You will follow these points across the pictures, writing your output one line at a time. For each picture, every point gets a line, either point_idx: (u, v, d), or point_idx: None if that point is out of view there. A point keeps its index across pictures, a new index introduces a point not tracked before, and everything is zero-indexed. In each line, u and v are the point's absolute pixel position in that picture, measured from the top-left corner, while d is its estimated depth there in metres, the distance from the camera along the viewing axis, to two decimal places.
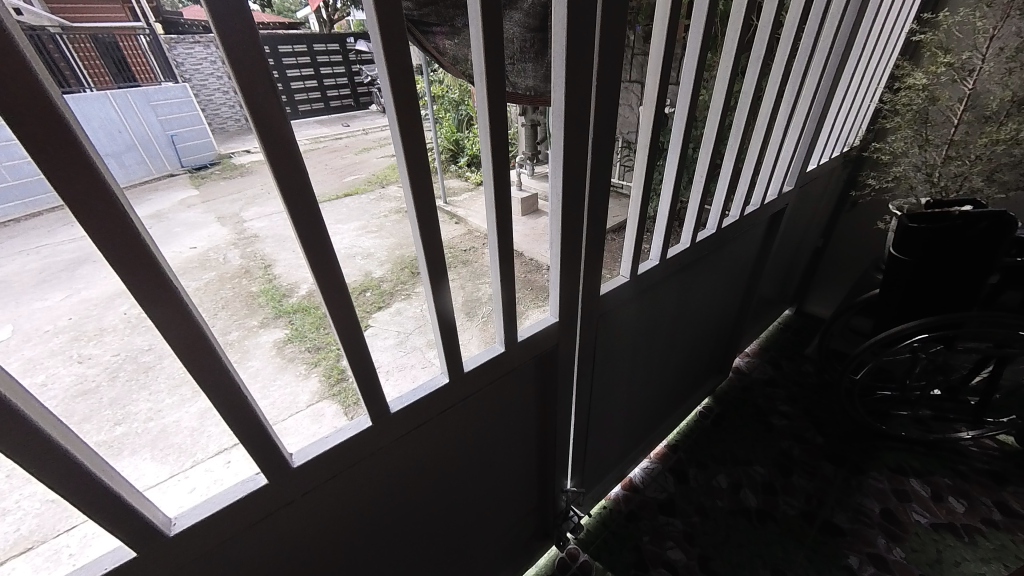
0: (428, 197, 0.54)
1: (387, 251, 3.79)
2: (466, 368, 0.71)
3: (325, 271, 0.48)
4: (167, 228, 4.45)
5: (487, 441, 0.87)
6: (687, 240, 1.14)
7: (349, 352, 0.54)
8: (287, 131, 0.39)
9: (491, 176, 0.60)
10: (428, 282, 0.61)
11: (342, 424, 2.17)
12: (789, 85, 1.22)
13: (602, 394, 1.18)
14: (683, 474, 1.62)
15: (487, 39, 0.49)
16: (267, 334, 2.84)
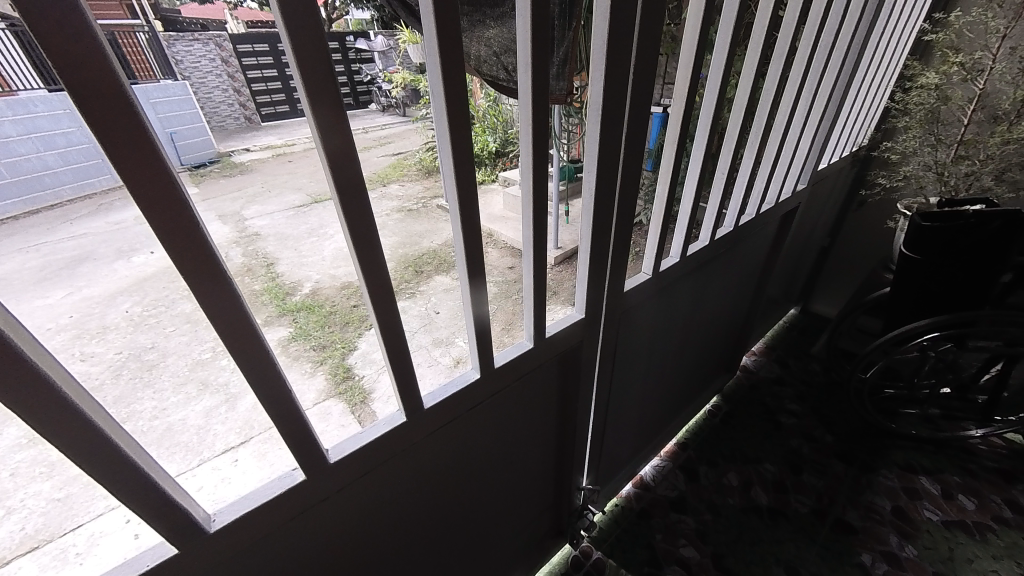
0: (471, 194, 0.53)
1: (390, 250, 3.79)
2: (496, 364, 0.71)
3: (371, 262, 0.48)
4: None
5: (510, 438, 0.87)
6: (706, 238, 1.15)
7: (388, 347, 0.54)
8: (343, 122, 0.40)
9: (530, 171, 0.60)
10: (467, 279, 0.60)
11: (356, 429, 2.11)
12: (808, 82, 1.23)
13: (619, 391, 1.18)
14: (694, 473, 1.62)
15: (536, 41, 0.50)
16: (272, 332, 2.85)
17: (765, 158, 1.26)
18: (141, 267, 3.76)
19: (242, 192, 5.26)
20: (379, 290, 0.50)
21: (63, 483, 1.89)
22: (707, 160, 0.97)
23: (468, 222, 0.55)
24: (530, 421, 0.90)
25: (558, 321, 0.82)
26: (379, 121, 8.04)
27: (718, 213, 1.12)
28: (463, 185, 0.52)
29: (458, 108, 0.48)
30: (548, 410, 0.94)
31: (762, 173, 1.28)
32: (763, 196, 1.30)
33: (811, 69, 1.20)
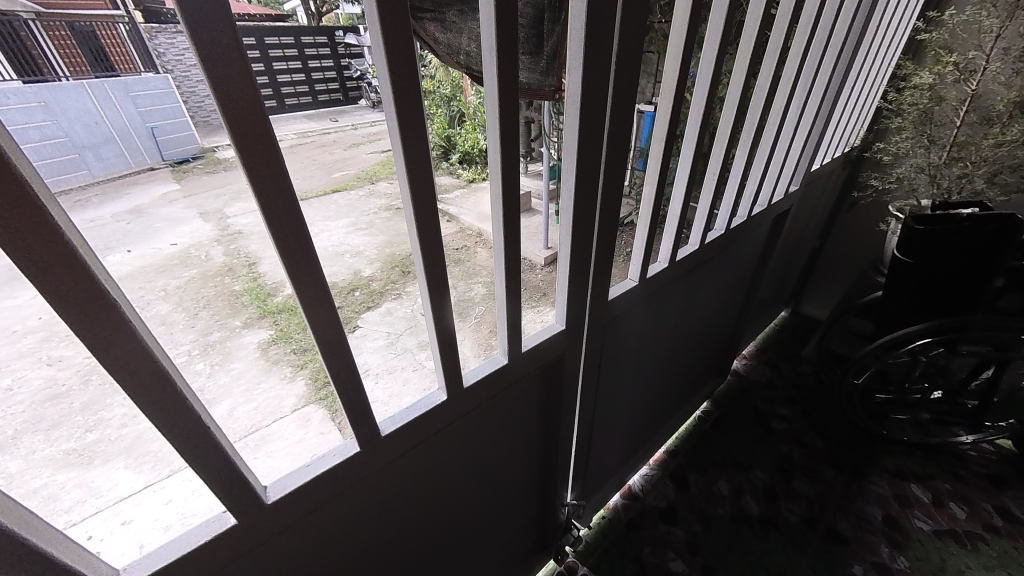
0: (427, 200, 0.47)
1: (377, 249, 3.72)
2: (466, 382, 0.64)
3: (309, 282, 0.42)
4: (147, 223, 4.33)
5: (489, 458, 0.81)
6: (696, 242, 1.10)
7: (337, 373, 0.48)
8: (269, 133, 0.34)
9: (499, 170, 0.54)
10: (429, 292, 0.53)
11: (338, 440, 2.02)
12: (802, 79, 1.18)
13: (605, 401, 1.12)
14: (684, 481, 1.58)
15: (502, 31, 0.44)
16: (252, 335, 2.76)
17: (757, 158, 1.21)
18: (117, 267, 3.62)
19: (226, 188, 5.13)
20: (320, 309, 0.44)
21: (23, 496, 1.80)
22: (697, 161, 0.92)
23: (425, 231, 0.49)
24: (510, 438, 0.84)
25: (536, 332, 0.76)
26: (369, 118, 7.95)
27: (709, 216, 1.07)
28: (420, 188, 0.46)
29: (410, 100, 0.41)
30: (531, 426, 0.89)
31: (755, 174, 1.23)
32: (756, 197, 1.25)
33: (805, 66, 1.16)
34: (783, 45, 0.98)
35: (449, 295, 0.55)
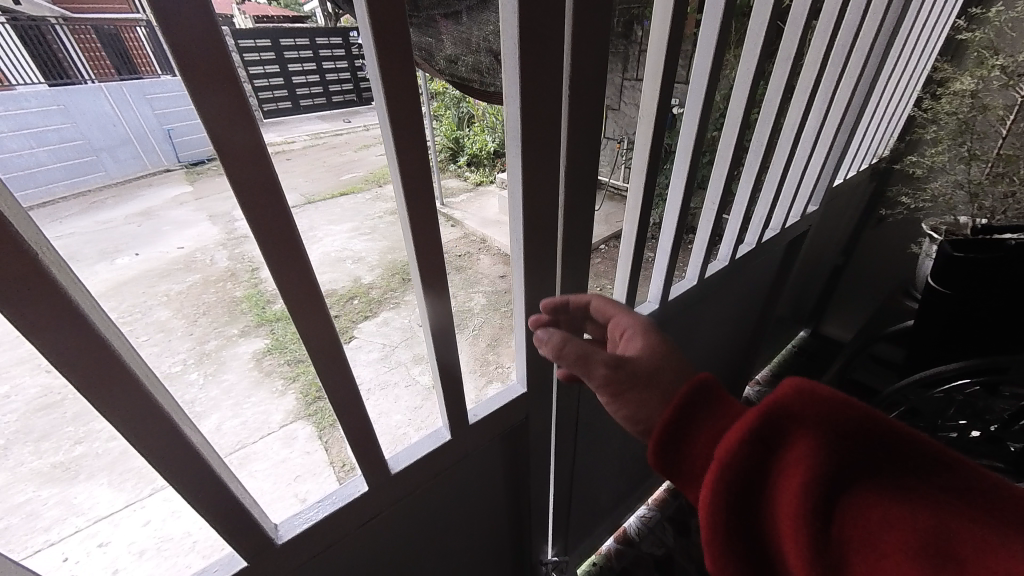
0: (302, 282, 0.41)
1: (379, 255, 3.65)
2: (392, 470, 0.58)
3: (122, 412, 0.34)
4: (155, 226, 4.37)
5: (443, 536, 0.72)
6: (693, 277, 0.98)
7: (174, 474, 0.40)
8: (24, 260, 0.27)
9: (412, 235, 0.47)
10: (322, 366, 0.46)
11: (333, 487, 1.81)
12: (821, 90, 1.05)
13: (590, 452, 1.01)
14: (684, 526, 1.44)
15: (390, 83, 0.37)
16: (247, 344, 2.70)
17: (769, 180, 1.08)
18: (123, 270, 3.64)
19: None
20: (134, 413, 0.35)
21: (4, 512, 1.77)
22: (690, 186, 0.81)
23: (292, 295, 0.41)
24: (467, 510, 0.74)
25: (485, 400, 0.68)
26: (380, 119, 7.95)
27: (709, 248, 0.95)
28: (281, 246, 0.38)
29: (253, 142, 0.33)
30: (496, 497, 0.79)
31: (766, 197, 1.10)
32: (767, 223, 1.12)
33: (825, 75, 1.02)
34: (797, 51, 0.84)
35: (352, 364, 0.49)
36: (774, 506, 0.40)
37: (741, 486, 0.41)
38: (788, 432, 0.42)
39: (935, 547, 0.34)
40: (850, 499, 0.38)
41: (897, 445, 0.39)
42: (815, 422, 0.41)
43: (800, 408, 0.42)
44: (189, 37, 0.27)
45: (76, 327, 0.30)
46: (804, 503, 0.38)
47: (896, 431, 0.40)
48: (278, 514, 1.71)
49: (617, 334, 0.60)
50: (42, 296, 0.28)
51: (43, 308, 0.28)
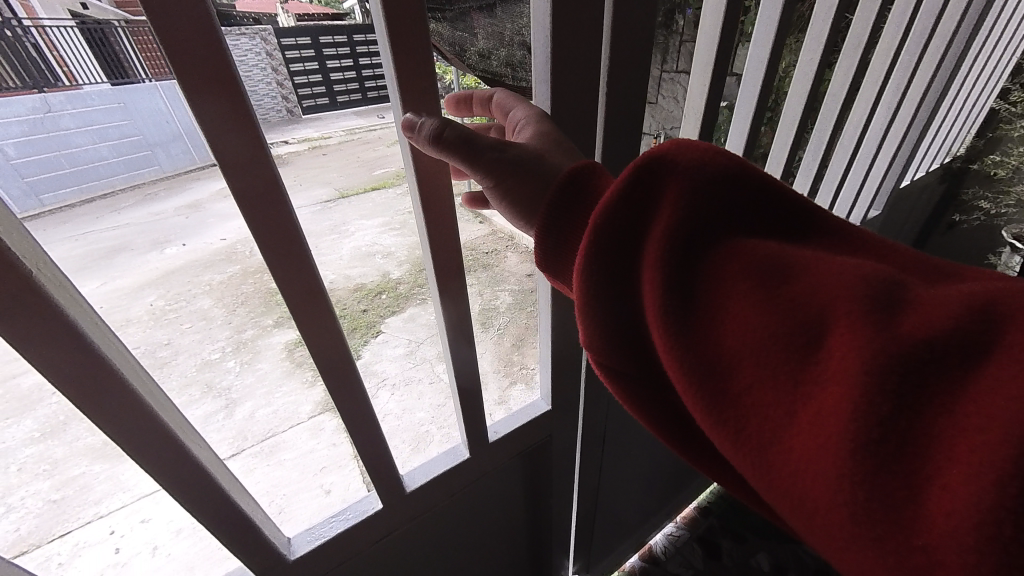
0: (313, 295, 0.39)
1: (408, 251, 3.68)
2: (407, 489, 0.56)
3: (132, 435, 0.34)
4: (201, 218, 4.61)
5: (458, 553, 0.70)
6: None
7: (186, 494, 0.38)
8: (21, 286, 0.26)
9: (431, 247, 0.45)
10: (332, 379, 0.44)
11: (360, 493, 1.78)
12: (891, 84, 0.94)
13: (617, 470, 0.96)
14: (715, 548, 1.31)
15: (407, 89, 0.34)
16: (280, 335, 2.80)
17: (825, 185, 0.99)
18: (171, 259, 3.86)
19: None
20: (134, 432, 0.33)
21: (61, 483, 1.91)
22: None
23: (301, 307, 0.39)
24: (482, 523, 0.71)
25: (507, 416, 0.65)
26: None
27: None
28: (291, 259, 0.36)
29: (256, 149, 0.30)
30: (515, 515, 0.76)
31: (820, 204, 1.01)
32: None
33: (897, 67, 0.91)
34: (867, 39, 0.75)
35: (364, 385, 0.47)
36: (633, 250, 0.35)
37: (608, 233, 0.35)
38: (661, 175, 0.35)
39: (782, 261, 0.30)
40: (714, 236, 0.33)
41: (764, 189, 0.35)
42: (691, 164, 0.34)
43: (678, 153, 0.35)
44: (179, 35, 0.25)
45: (77, 353, 0.29)
46: (666, 231, 0.33)
47: (765, 178, 0.35)
48: (304, 505, 1.75)
49: (509, 129, 0.47)
50: (36, 321, 0.27)
51: (42, 328, 0.27)
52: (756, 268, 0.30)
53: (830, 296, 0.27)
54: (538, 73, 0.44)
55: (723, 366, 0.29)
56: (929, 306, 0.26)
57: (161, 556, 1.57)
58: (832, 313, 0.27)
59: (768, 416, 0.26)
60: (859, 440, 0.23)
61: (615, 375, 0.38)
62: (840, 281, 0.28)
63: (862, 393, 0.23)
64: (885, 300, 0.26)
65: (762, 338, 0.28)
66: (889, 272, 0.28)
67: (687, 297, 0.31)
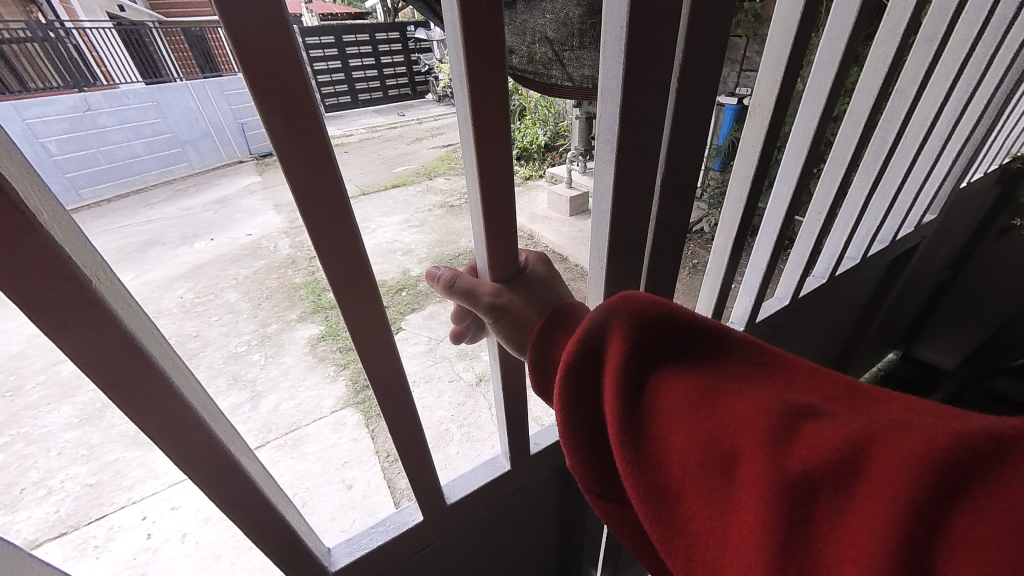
0: (357, 272, 0.41)
1: (427, 249, 3.68)
2: (448, 501, 0.63)
3: (172, 430, 0.38)
4: (229, 213, 4.74)
5: (493, 550, 0.74)
6: (741, 322, 0.94)
7: (207, 468, 0.41)
8: (89, 303, 0.30)
9: (481, 222, 0.50)
10: (373, 358, 0.47)
11: (388, 511, 1.71)
12: (931, 94, 0.94)
13: None
14: None
15: (475, 87, 0.40)
16: (304, 330, 2.84)
17: (858, 184, 0.98)
18: (199, 253, 3.96)
19: None
20: (175, 426, 0.38)
21: (97, 469, 1.99)
22: (754, 197, 0.72)
23: (346, 289, 0.41)
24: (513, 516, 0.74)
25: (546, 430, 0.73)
26: (434, 114, 8.23)
27: (771, 266, 0.87)
28: (341, 243, 0.38)
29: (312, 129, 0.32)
30: (547, 516, 0.79)
31: (852, 206, 1.00)
32: (841, 256, 1.05)
33: (937, 76, 0.92)
34: (906, 32, 0.74)
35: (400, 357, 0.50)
36: (601, 384, 0.46)
37: (575, 369, 0.47)
38: (613, 326, 0.47)
39: (708, 397, 0.39)
40: (659, 374, 0.43)
41: (696, 333, 0.46)
42: (630, 312, 0.46)
43: (623, 308, 0.47)
44: (252, 23, 0.26)
45: (133, 358, 0.34)
46: (619, 371, 0.43)
47: (696, 324, 0.46)
48: (327, 499, 1.78)
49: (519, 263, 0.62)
50: (98, 330, 0.31)
51: (85, 305, 0.30)
52: (688, 403, 0.39)
53: (739, 428, 0.36)
54: (607, 70, 0.46)
55: (669, 494, 0.37)
56: (812, 434, 0.34)
57: (190, 544, 1.64)
58: (740, 445, 0.35)
59: (710, 544, 0.34)
60: (771, 565, 0.29)
61: (608, 485, 0.47)
62: (749, 416, 0.36)
63: (759, 512, 0.31)
64: (779, 434, 0.35)
65: (692, 463, 0.36)
66: (785, 404, 0.37)
67: (640, 426, 0.40)
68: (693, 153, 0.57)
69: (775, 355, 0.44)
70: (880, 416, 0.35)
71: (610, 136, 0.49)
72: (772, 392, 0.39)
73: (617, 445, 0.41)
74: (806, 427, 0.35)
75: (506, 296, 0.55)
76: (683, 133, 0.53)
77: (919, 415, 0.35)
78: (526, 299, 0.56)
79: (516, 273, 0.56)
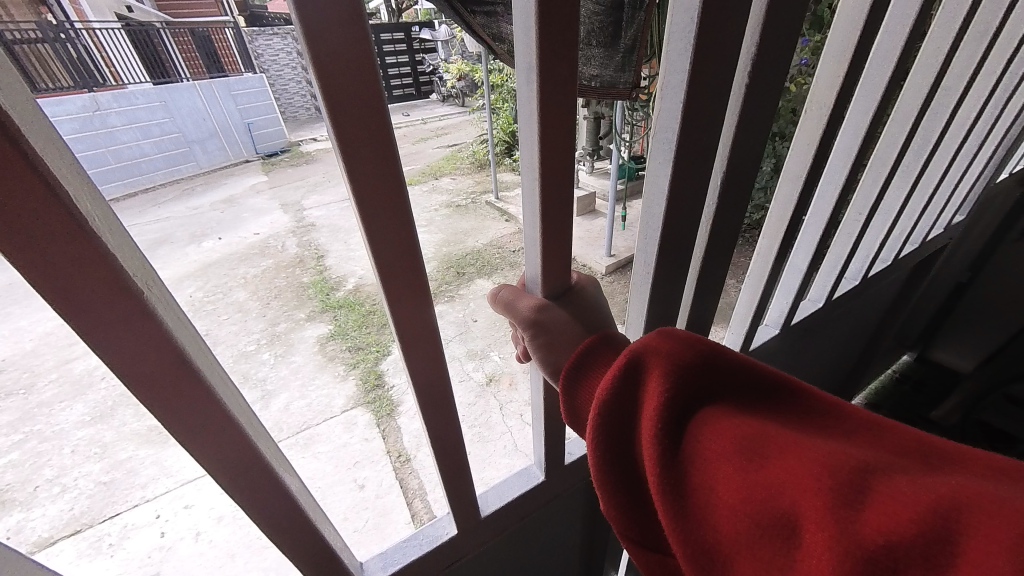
0: (411, 278, 0.42)
1: (435, 248, 3.68)
2: (484, 513, 0.66)
3: (217, 445, 0.39)
4: (236, 212, 4.77)
5: (529, 547, 0.77)
6: (776, 325, 0.94)
7: (232, 451, 0.40)
8: (152, 329, 0.32)
9: (536, 226, 0.50)
10: (416, 365, 0.49)
11: (408, 533, 1.62)
12: (974, 94, 0.94)
13: None
14: None
15: (545, 95, 0.40)
16: (313, 329, 2.84)
17: (897, 184, 0.97)
18: (207, 252, 3.97)
19: (306, 181, 5.52)
20: (219, 441, 0.39)
21: (110, 466, 2.00)
22: (804, 198, 0.71)
23: (386, 256, 0.40)
24: (546, 502, 0.76)
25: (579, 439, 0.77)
26: (439, 114, 8.28)
27: (811, 267, 0.86)
28: (388, 216, 0.37)
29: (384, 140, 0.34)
30: (575, 515, 0.82)
31: (889, 206, 1.00)
32: (876, 256, 1.05)
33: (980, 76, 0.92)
34: (960, 30, 0.76)
35: (442, 348, 0.50)
36: (638, 424, 0.45)
37: (611, 407, 0.46)
38: (649, 363, 0.46)
39: (759, 446, 0.38)
40: (701, 416, 0.42)
41: (734, 375, 0.46)
42: (669, 353, 0.46)
43: (664, 344, 0.47)
44: (337, 44, 0.28)
45: (188, 379, 0.35)
46: (660, 417, 0.42)
47: (732, 366, 0.46)
48: (340, 498, 1.78)
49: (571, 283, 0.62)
50: (158, 353, 0.33)
51: (128, 311, 0.30)
52: (739, 457, 0.38)
53: (796, 481, 0.35)
54: (670, 66, 0.47)
55: (727, 557, 0.36)
56: (879, 493, 0.33)
57: (203, 543, 1.64)
58: (802, 504, 0.34)
59: None
60: None
61: (642, 524, 0.46)
62: (804, 467, 0.36)
63: None
64: (847, 498, 0.33)
65: (750, 525, 0.35)
66: (849, 462, 0.35)
67: (683, 474, 0.40)
68: (753, 150, 0.58)
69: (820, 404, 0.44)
70: (949, 478, 0.34)
71: (669, 138, 0.50)
72: (824, 443, 0.38)
73: (658, 494, 0.40)
74: (871, 484, 0.34)
75: (553, 311, 0.55)
76: (741, 133, 0.55)
77: (989, 477, 0.34)
78: (572, 317, 0.56)
79: (566, 290, 0.56)
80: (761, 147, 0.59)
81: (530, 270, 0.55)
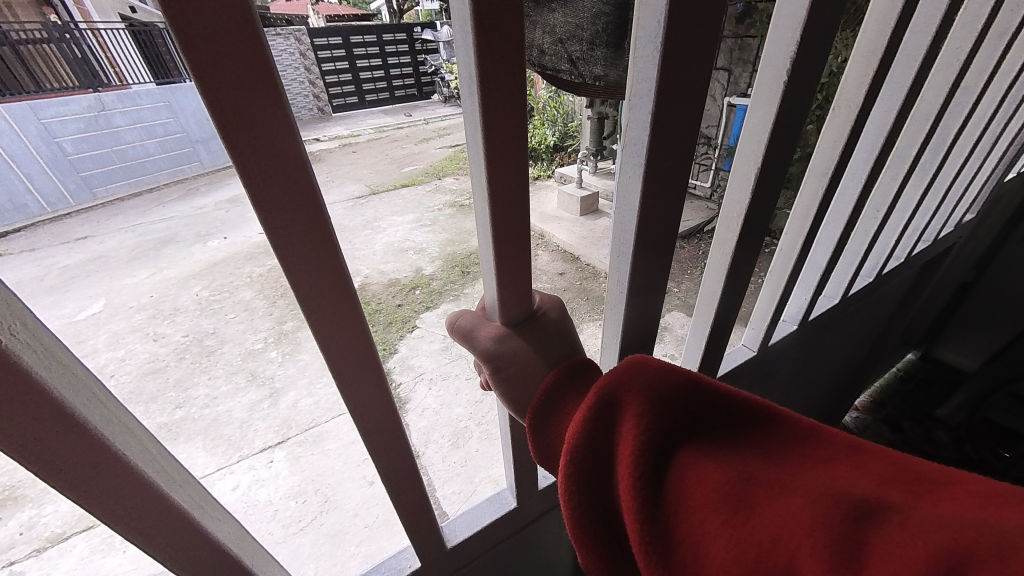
0: (344, 300, 0.40)
1: (439, 247, 3.69)
2: (449, 543, 0.69)
3: (133, 507, 0.36)
4: (241, 212, 4.79)
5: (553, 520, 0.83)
6: (794, 321, 0.95)
7: (149, 505, 0.37)
8: (40, 396, 0.29)
9: (488, 237, 0.48)
10: (352, 390, 0.47)
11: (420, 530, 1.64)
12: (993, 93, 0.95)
13: None
14: None
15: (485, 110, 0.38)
16: None
17: (913, 182, 0.99)
18: (213, 251, 3.99)
19: None
20: (132, 503, 0.36)
21: None
22: (829, 195, 0.72)
23: (305, 272, 0.37)
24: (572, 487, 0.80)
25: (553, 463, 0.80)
26: (441, 114, 8.32)
27: (830, 264, 0.88)
28: (311, 246, 0.35)
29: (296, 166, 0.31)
30: None
31: (905, 204, 1.02)
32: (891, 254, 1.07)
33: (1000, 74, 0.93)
34: (982, 31, 0.77)
35: (382, 370, 0.49)
36: (618, 470, 0.45)
37: (591, 452, 0.47)
38: (626, 405, 0.47)
39: (743, 492, 0.39)
40: (680, 460, 0.43)
41: (709, 410, 0.47)
42: (642, 392, 0.47)
43: (634, 382, 0.48)
44: (232, 69, 0.26)
45: (88, 441, 0.32)
46: (641, 462, 0.43)
47: (712, 401, 0.47)
48: (349, 494, 1.79)
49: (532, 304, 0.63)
50: (48, 421, 0.30)
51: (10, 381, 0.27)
52: (725, 507, 0.39)
53: (784, 535, 0.36)
54: (639, 76, 0.47)
55: None
56: (865, 541, 0.33)
57: None
58: (794, 559, 0.35)
59: None
60: None
61: (624, 566, 0.48)
62: (789, 518, 0.36)
63: None
64: (839, 554, 0.33)
65: None
66: (838, 509, 0.36)
67: (670, 525, 0.40)
68: (783, 149, 0.60)
69: (801, 435, 0.44)
70: (937, 515, 0.34)
71: (641, 150, 0.50)
72: (810, 486, 0.38)
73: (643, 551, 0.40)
74: (856, 531, 0.34)
75: (512, 341, 0.56)
76: (769, 131, 0.57)
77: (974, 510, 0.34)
78: (533, 345, 0.57)
79: (527, 317, 0.57)
80: (790, 147, 0.60)
81: (489, 298, 0.55)
